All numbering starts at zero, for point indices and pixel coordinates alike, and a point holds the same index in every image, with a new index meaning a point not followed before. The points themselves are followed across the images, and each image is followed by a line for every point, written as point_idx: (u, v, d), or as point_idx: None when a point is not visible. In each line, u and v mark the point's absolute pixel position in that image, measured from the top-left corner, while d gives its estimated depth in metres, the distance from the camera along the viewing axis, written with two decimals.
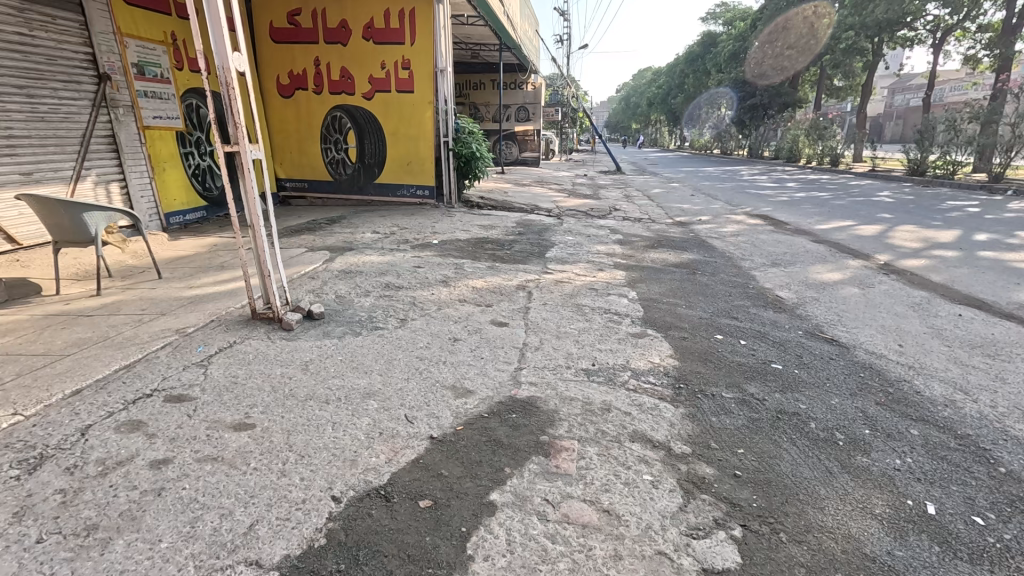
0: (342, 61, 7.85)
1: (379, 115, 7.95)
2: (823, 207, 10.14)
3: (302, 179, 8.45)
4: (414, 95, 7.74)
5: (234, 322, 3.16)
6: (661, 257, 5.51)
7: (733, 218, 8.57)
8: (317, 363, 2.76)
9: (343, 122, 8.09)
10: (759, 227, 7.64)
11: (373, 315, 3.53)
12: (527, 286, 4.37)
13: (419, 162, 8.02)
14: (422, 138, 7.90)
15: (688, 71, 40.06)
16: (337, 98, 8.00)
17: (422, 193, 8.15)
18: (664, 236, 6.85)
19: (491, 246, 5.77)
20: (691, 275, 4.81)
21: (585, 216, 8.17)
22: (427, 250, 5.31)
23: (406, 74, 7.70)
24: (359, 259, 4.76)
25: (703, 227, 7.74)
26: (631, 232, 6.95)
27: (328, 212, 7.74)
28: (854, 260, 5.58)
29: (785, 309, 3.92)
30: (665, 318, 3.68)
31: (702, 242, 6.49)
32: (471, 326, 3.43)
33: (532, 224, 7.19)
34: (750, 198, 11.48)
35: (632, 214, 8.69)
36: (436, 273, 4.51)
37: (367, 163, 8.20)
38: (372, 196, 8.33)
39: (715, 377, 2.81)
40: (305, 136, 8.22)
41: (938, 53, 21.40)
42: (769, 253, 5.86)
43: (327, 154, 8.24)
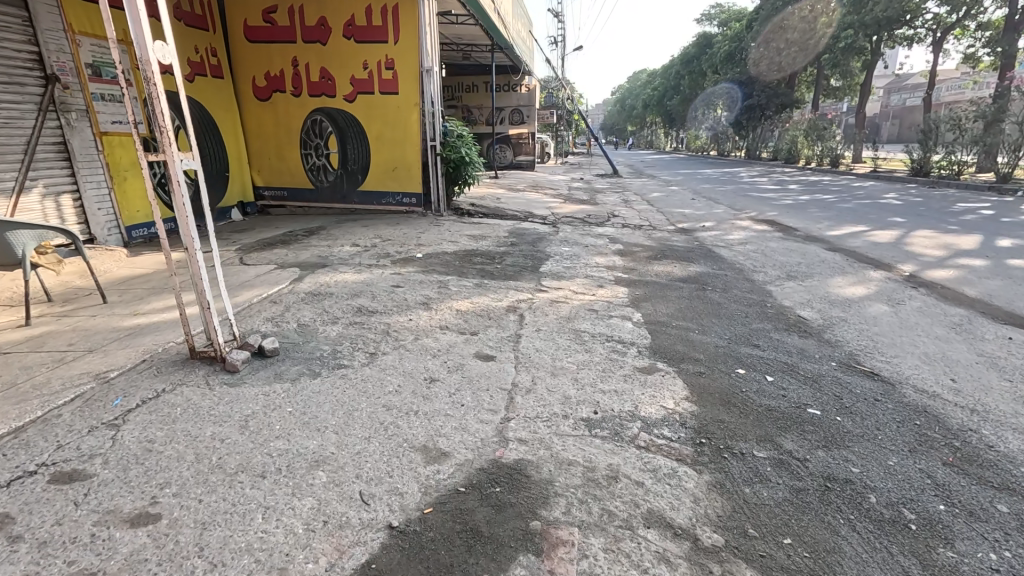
0: (321, 61, 7.37)
1: (362, 118, 7.46)
2: (830, 211, 9.71)
3: (280, 187, 7.95)
4: (399, 97, 7.27)
5: (167, 363, 2.66)
6: (665, 269, 5.04)
7: (738, 224, 8.12)
8: (260, 418, 2.26)
9: (323, 125, 7.60)
10: (767, 234, 7.18)
11: (338, 348, 3.04)
12: (518, 307, 3.90)
13: (405, 167, 7.54)
14: (408, 142, 7.42)
15: (683, 72, 39.75)
16: (317, 100, 7.52)
17: (408, 200, 7.67)
18: (667, 244, 6.39)
19: (481, 259, 5.29)
20: (700, 292, 4.34)
21: (581, 223, 7.69)
22: (409, 266, 4.82)
23: (390, 75, 7.23)
24: (332, 278, 4.27)
25: (707, 234, 7.27)
26: (632, 241, 6.48)
27: (307, 222, 7.23)
28: (875, 271, 5.12)
29: (812, 334, 3.44)
30: (676, 347, 3.20)
31: (709, 252, 6.02)
32: (452, 361, 2.95)
33: (525, 234, 6.71)
34: (753, 202, 11.04)
35: (631, 220, 8.23)
36: (417, 294, 4.02)
37: (350, 169, 7.71)
38: (355, 204, 7.84)
39: (742, 427, 2.33)
40: (284, 142, 7.74)
41: (938, 52, 21.06)
42: (783, 264, 5.39)
43: (307, 160, 7.76)
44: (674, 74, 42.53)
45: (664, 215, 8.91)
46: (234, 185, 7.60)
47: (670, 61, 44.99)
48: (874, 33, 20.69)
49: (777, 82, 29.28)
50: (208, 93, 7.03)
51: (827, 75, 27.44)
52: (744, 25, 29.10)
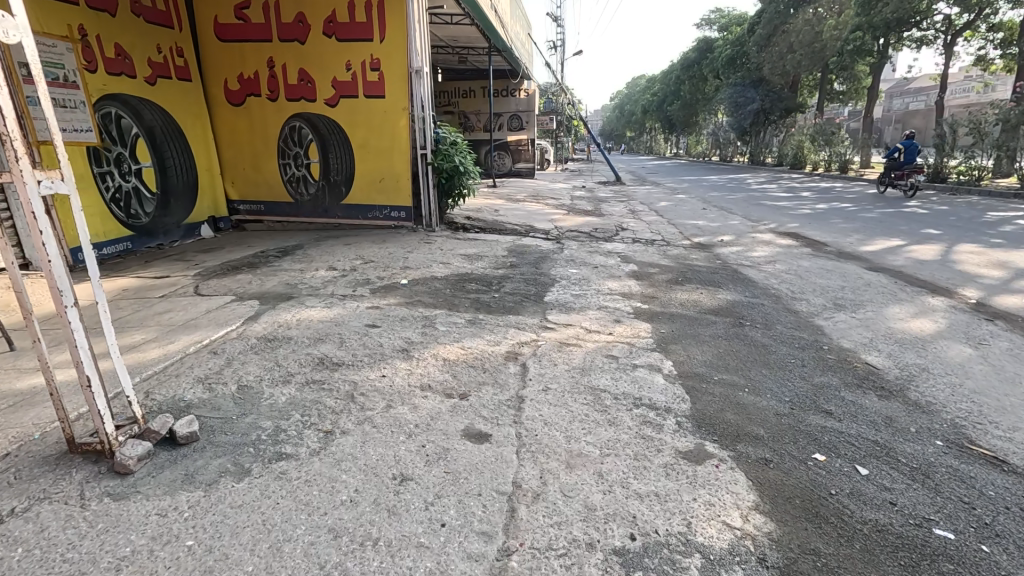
0: (299, 61, 6.66)
1: (346, 124, 6.76)
2: (854, 222, 8.99)
3: (256, 200, 7.23)
4: (386, 100, 6.57)
5: (33, 464, 1.91)
6: (692, 298, 4.32)
7: (760, 238, 7.40)
8: (140, 565, 1.53)
9: (303, 132, 6.89)
10: (796, 250, 6.46)
11: (282, 425, 2.29)
12: (520, 354, 3.17)
13: (393, 178, 6.82)
14: (396, 150, 6.71)
15: (684, 77, 39.25)
16: (296, 105, 6.81)
17: (397, 214, 6.95)
18: (687, 264, 5.66)
19: (476, 285, 4.56)
20: (739, 330, 3.61)
21: (588, 239, 6.97)
22: (391, 297, 4.09)
23: (376, 76, 6.54)
24: (295, 316, 3.54)
25: (728, 251, 6.56)
26: (647, 260, 5.75)
27: (284, 240, 6.52)
28: (935, 297, 4.40)
29: (894, 392, 2.71)
30: (726, 417, 2.46)
31: (735, 273, 5.31)
32: (432, 443, 2.21)
33: (526, 252, 5.98)
34: (769, 211, 10.33)
35: (642, 235, 7.50)
36: (397, 337, 3.29)
37: (332, 180, 6.99)
38: (338, 218, 7.12)
39: (852, 570, 1.59)
40: (259, 151, 7.03)
41: (948, 55, 20.39)
42: (825, 289, 4.67)
43: (285, 170, 7.06)
44: (675, 80, 42.00)
45: (676, 228, 8.20)
46: (205, 199, 6.88)
47: (670, 67, 44.44)
48: (882, 36, 20.05)
49: (780, 86, 28.63)
50: (173, 98, 6.33)
51: (831, 78, 26.78)
52: (747, 28, 28.51)
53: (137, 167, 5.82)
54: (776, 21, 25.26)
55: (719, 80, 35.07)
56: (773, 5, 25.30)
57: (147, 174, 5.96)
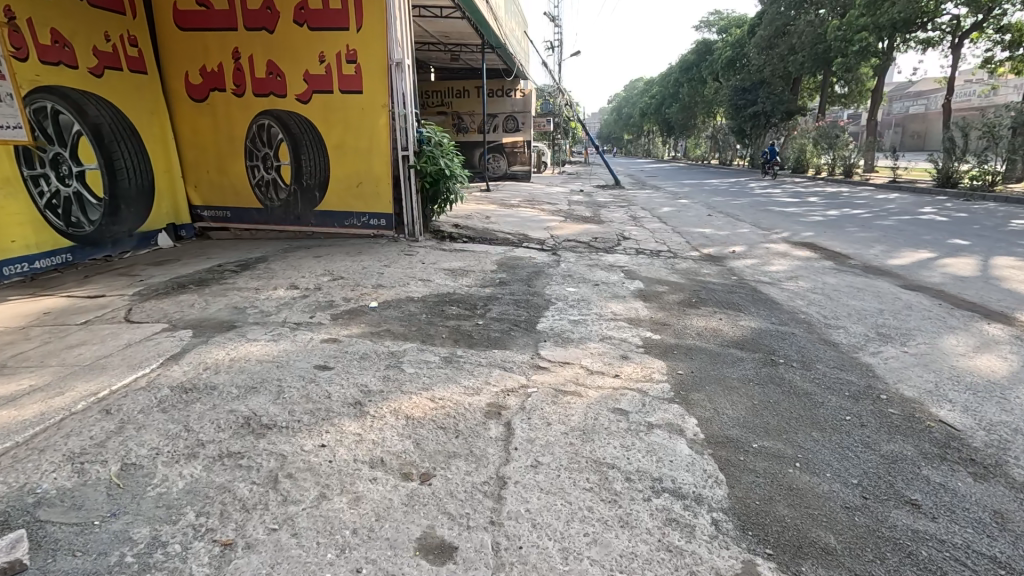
0: (268, 52, 6.01)
1: (319, 123, 6.11)
2: (872, 231, 8.39)
3: (222, 205, 6.56)
4: (364, 97, 5.93)
5: None
6: (711, 327, 3.67)
7: (774, 248, 6.78)
8: None
9: (272, 131, 6.24)
10: (817, 264, 5.83)
11: (161, 536, 1.63)
12: (505, 407, 2.52)
13: (372, 182, 6.17)
14: (375, 152, 6.07)
15: (683, 79, 38.73)
16: (265, 101, 6.15)
17: (376, 222, 6.30)
18: (699, 281, 5.03)
19: (459, 308, 3.91)
20: (774, 372, 2.95)
21: (587, 250, 6.33)
22: (354, 327, 3.43)
23: (352, 69, 5.89)
24: (229, 355, 2.87)
25: (742, 264, 5.92)
26: (654, 276, 5.11)
27: (249, 251, 5.87)
28: (992, 325, 3.78)
29: (991, 470, 2.06)
30: (781, 515, 1.81)
31: (754, 292, 4.68)
32: (371, 568, 1.55)
33: (518, 267, 5.34)
34: (779, 219, 9.71)
35: (646, 245, 6.87)
36: (351, 384, 2.63)
37: (305, 184, 6.33)
38: (312, 226, 6.45)
39: None
40: (225, 151, 6.37)
41: (956, 57, 19.86)
42: (861, 313, 4.05)
43: (254, 173, 6.40)
44: (674, 82, 41.49)
45: (682, 237, 7.57)
46: (163, 204, 6.20)
47: (669, 68, 43.91)
48: (888, 37, 19.53)
49: (782, 88, 28.11)
50: (125, 92, 5.66)
51: (834, 81, 26.24)
52: (748, 29, 27.99)
53: (78, 169, 5.15)
54: (778, 22, 24.76)
55: (719, 82, 34.57)
56: (776, 6, 24.78)
57: (91, 177, 5.28)
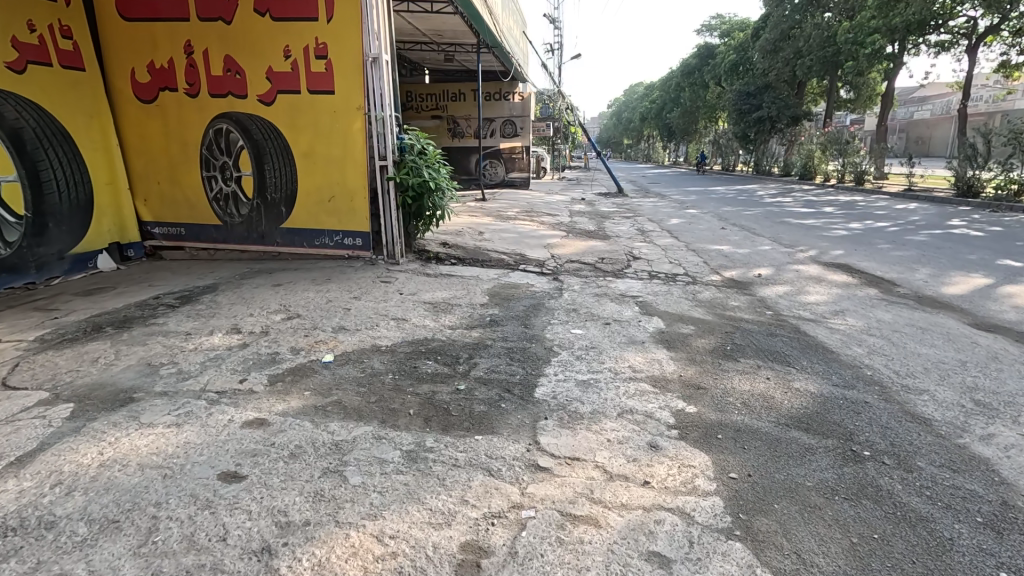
0: (225, 46, 5.20)
1: (285, 128, 5.31)
2: (907, 248, 7.57)
3: (175, 221, 5.74)
4: (337, 98, 5.13)
5: None
6: (761, 394, 2.84)
7: (805, 272, 5.97)
8: None
9: (231, 137, 5.42)
10: (861, 294, 5.02)
11: None
12: (487, 553, 1.69)
13: (345, 196, 5.36)
14: (349, 161, 5.26)
15: (685, 84, 38.06)
16: (222, 102, 5.34)
17: (350, 241, 5.48)
18: (728, 318, 4.22)
19: (436, 364, 3.09)
20: (863, 479, 2.12)
21: (594, 275, 5.51)
22: (293, 400, 2.59)
23: (322, 66, 5.09)
24: (100, 455, 2.03)
25: (773, 293, 5.11)
26: (674, 312, 4.30)
27: (201, 277, 5.04)
28: None
29: None
30: None
31: (798, 334, 3.87)
32: None
33: (513, 298, 4.52)
34: (800, 233, 8.91)
35: (659, 267, 6.06)
36: (262, 513, 1.79)
37: (268, 198, 5.51)
38: (277, 245, 5.63)
39: None
40: (178, 160, 5.56)
41: (971, 60, 19.14)
42: (942, 369, 3.23)
43: (211, 185, 5.58)
44: (675, 86, 40.84)
45: (699, 256, 6.76)
46: (105, 220, 5.38)
47: (670, 72, 43.29)
48: (899, 40, 18.85)
49: (787, 93, 27.42)
50: (56, 90, 4.83)
51: (841, 85, 25.52)
52: (753, 32, 27.33)
53: None
54: (783, 25, 24.13)
55: (722, 86, 33.85)
56: (782, 8, 24.11)
57: (9, 191, 4.43)
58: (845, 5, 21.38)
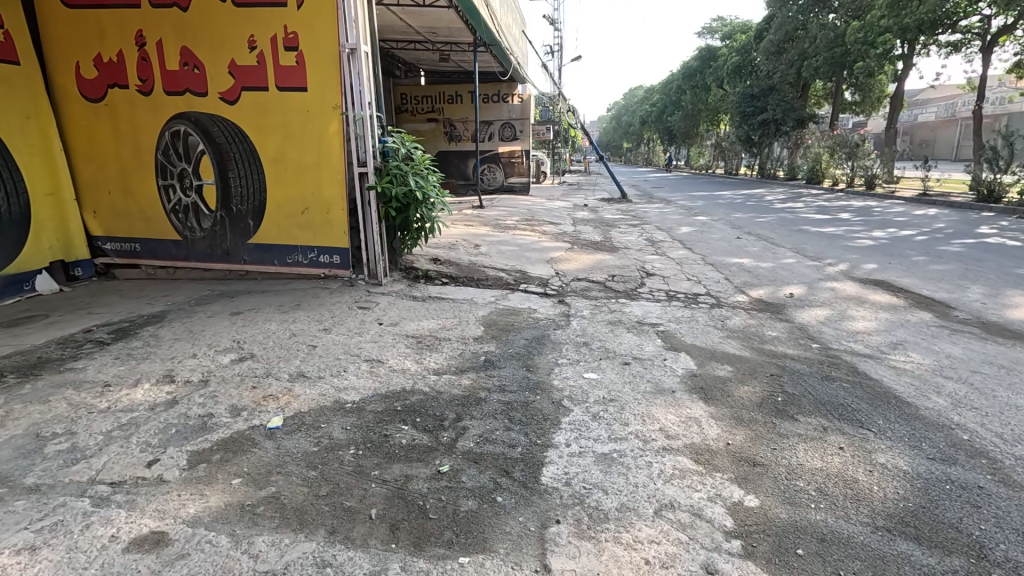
0: (181, 36, 4.54)
1: (252, 129, 4.64)
2: (945, 260, 6.90)
3: (129, 236, 5.06)
4: (310, 95, 4.47)
5: None
6: (840, 477, 2.14)
7: (842, 291, 5.29)
8: None
9: (190, 140, 4.74)
10: (915, 320, 4.34)
11: None
12: None
13: (320, 208, 4.68)
14: (324, 168, 4.59)
15: (686, 87, 37.47)
16: (179, 100, 4.67)
17: (326, 259, 4.80)
18: (769, 354, 3.55)
19: (414, 430, 2.40)
20: None
21: (605, 297, 4.83)
22: (211, 497, 1.90)
23: (292, 59, 4.43)
24: None
25: (811, 319, 4.43)
26: (704, 347, 3.62)
27: (152, 302, 4.34)
28: None
29: None
30: None
31: (858, 377, 3.18)
32: None
33: (513, 329, 3.85)
34: (822, 243, 8.23)
35: (677, 285, 5.39)
36: None
37: (233, 209, 4.84)
38: (243, 263, 4.94)
39: None
40: (131, 167, 4.89)
41: (985, 61, 18.54)
42: None
43: (168, 195, 4.91)
44: (676, 89, 40.22)
45: (719, 272, 6.08)
46: (45, 236, 4.69)
47: (670, 75, 42.69)
48: (910, 41, 18.24)
49: (792, 95, 26.81)
50: None
51: (847, 88, 24.92)
52: (756, 33, 26.70)
53: None
54: (787, 26, 23.51)
55: (724, 89, 33.30)
56: (786, 9, 23.51)
57: None
58: (853, 5, 20.79)
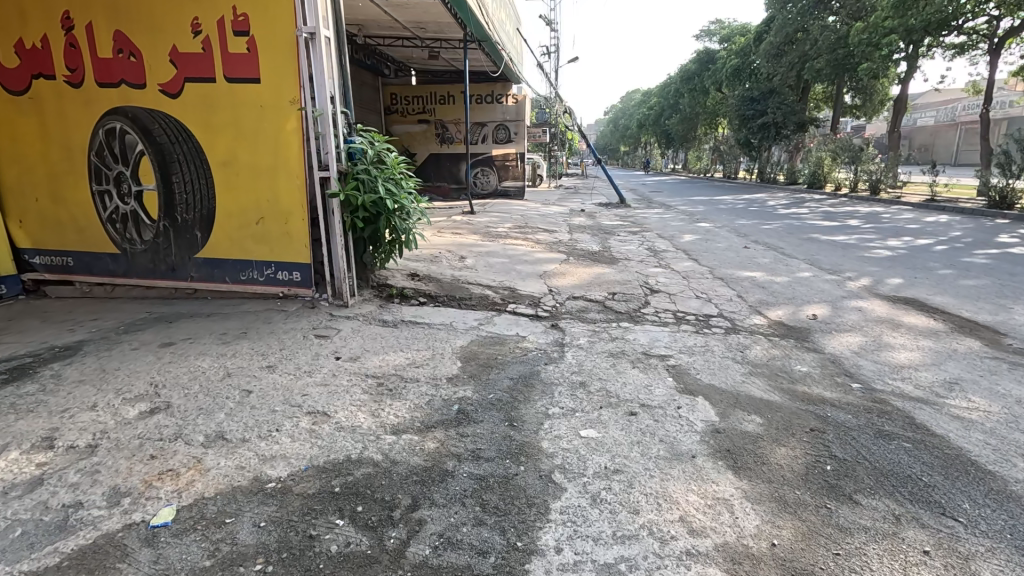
0: (115, 19, 3.92)
1: (197, 127, 4.01)
2: (975, 274, 6.32)
3: (62, 249, 4.44)
4: (263, 87, 3.85)
5: None
6: None
7: (872, 312, 4.69)
8: None
9: (127, 139, 4.11)
10: (964, 351, 3.74)
11: None
12: None
13: (277, 218, 4.06)
14: (281, 171, 3.96)
15: (684, 89, 36.95)
16: (113, 93, 4.05)
17: (284, 276, 4.18)
18: (804, 398, 2.94)
19: (351, 529, 1.77)
20: None
21: (605, 320, 4.22)
22: None
23: (242, 45, 3.81)
24: None
25: (844, 347, 3.82)
26: (725, 389, 3.01)
27: (75, 327, 3.71)
28: None
29: None
30: None
31: (920, 432, 2.57)
32: None
33: (497, 365, 3.22)
34: (837, 253, 7.64)
35: (686, 304, 4.79)
36: None
37: (177, 219, 4.21)
38: (190, 280, 4.31)
39: None
40: (62, 170, 4.27)
41: (992, 63, 18.04)
42: None
43: (103, 203, 4.28)
44: (675, 92, 39.73)
45: (731, 287, 5.48)
46: None
47: (668, 78, 42.20)
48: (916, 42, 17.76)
49: (792, 98, 26.34)
50: None
51: (849, 91, 24.44)
52: (756, 36, 26.25)
53: None
54: (789, 28, 22.99)
55: (722, 92, 32.85)
56: (787, 11, 23.08)
57: None
58: (855, 6, 20.36)
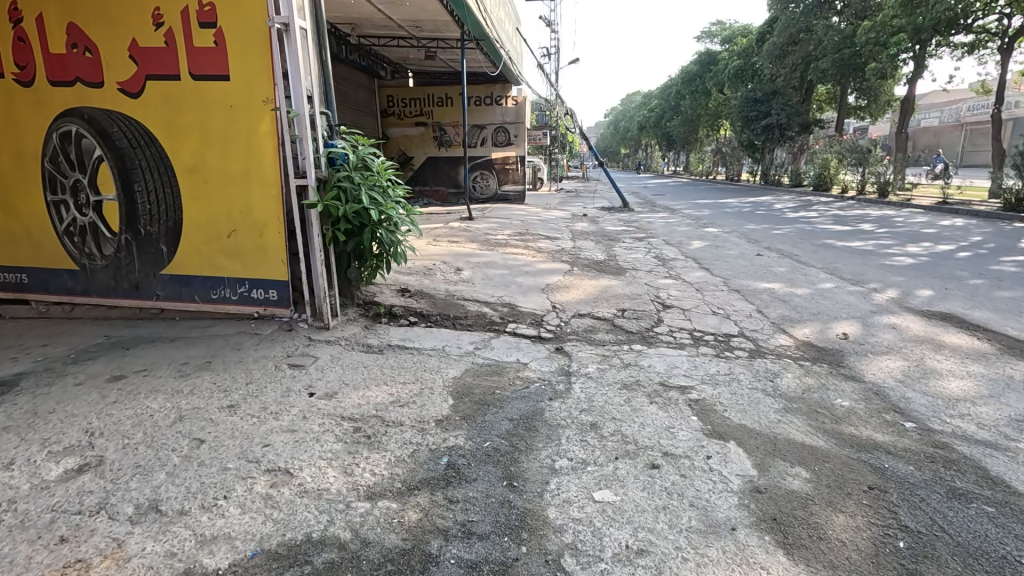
0: (68, 10, 3.52)
1: (160, 130, 3.60)
2: (1009, 284, 5.88)
3: (15, 264, 4.03)
4: (232, 85, 3.44)
5: None
6: None
7: (908, 330, 4.25)
8: None
9: (83, 143, 3.70)
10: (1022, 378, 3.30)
11: None
12: None
13: (249, 230, 3.65)
14: (253, 178, 3.55)
15: (686, 91, 36.60)
16: (67, 92, 3.65)
17: (258, 295, 3.76)
18: (852, 442, 2.51)
19: None
20: None
21: (615, 342, 3.80)
22: None
23: (209, 37, 3.40)
24: None
25: (885, 374, 3.39)
26: (759, 431, 2.58)
27: (20, 355, 3.29)
28: None
29: None
30: None
31: (1002, 491, 2.14)
32: None
33: (494, 401, 2.80)
34: (857, 261, 7.21)
35: (702, 321, 4.37)
36: None
37: (140, 231, 3.80)
38: (154, 299, 3.89)
39: None
40: (14, 178, 3.88)
41: (1003, 62, 17.62)
42: None
43: (60, 214, 3.88)
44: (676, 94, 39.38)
45: (749, 301, 5.06)
46: None
47: (669, 80, 41.86)
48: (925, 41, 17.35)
49: (796, 99, 25.96)
50: None
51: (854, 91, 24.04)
52: (759, 36, 25.87)
53: None
54: (793, 28, 22.61)
55: (724, 94, 32.47)
56: (791, 11, 22.69)
57: None
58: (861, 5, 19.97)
